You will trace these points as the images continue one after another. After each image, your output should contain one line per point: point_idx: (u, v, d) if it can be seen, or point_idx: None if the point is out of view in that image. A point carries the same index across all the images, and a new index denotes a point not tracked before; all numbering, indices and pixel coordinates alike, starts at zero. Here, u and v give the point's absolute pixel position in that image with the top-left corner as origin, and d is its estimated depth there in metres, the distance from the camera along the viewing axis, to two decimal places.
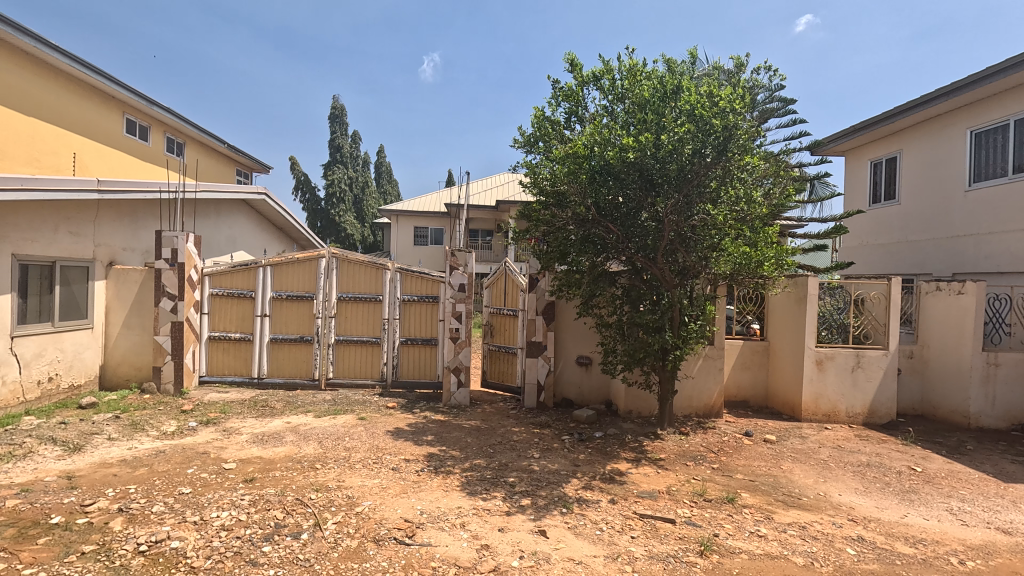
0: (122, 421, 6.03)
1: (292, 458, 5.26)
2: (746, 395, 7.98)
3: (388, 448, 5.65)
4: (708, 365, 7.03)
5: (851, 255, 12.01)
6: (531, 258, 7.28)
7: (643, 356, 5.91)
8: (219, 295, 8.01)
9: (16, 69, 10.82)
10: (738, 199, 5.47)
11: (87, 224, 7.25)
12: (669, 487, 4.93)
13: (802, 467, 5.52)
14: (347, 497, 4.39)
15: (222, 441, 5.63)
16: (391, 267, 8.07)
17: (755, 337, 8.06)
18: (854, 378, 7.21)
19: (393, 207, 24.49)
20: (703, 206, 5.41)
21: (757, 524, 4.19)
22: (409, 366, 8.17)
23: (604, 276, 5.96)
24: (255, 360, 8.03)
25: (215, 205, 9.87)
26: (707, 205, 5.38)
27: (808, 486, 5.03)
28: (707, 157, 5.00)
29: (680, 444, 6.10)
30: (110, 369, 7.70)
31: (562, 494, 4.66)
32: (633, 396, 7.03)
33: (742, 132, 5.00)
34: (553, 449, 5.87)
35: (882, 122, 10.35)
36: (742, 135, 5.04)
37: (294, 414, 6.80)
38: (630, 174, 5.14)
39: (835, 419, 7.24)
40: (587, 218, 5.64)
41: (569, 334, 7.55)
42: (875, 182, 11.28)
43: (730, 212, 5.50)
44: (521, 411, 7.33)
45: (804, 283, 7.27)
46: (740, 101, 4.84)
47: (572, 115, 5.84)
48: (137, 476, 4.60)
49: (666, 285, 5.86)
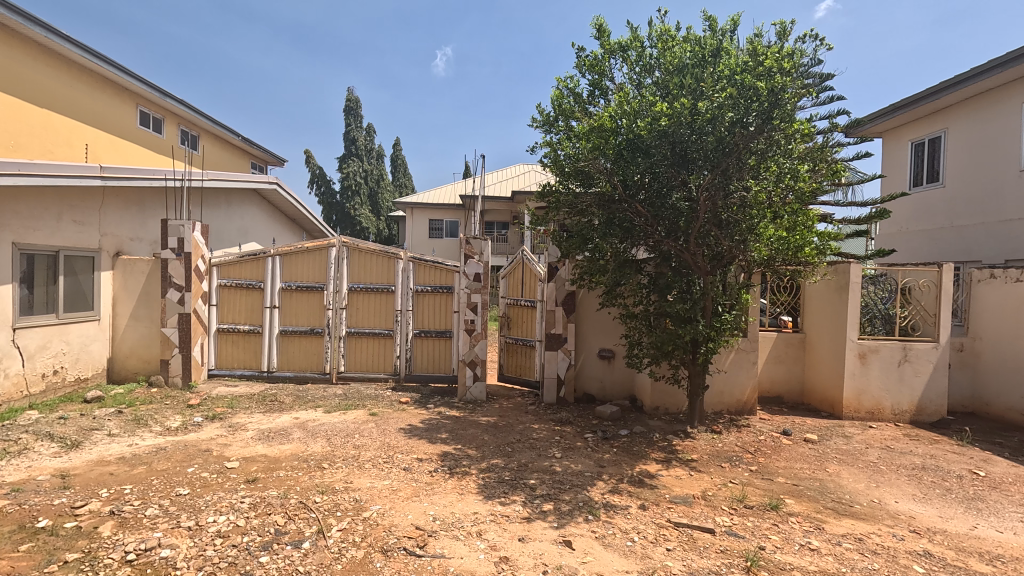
0: (125, 416, 5.79)
1: (298, 456, 4.95)
2: (780, 391, 7.49)
3: (399, 447, 5.31)
4: (740, 358, 6.55)
5: (890, 241, 11.34)
6: (550, 245, 6.88)
7: (671, 349, 5.55)
8: (228, 286, 7.76)
9: (29, 60, 10.72)
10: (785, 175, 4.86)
11: (92, 213, 7.02)
12: (704, 491, 4.50)
13: (851, 470, 5.02)
14: (354, 500, 4.06)
15: (227, 438, 5.36)
16: (404, 257, 7.73)
17: (787, 330, 7.54)
18: (900, 373, 6.67)
19: (408, 200, 24.29)
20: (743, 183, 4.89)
21: (807, 536, 3.75)
22: (423, 359, 7.84)
23: (629, 263, 5.47)
24: (264, 353, 7.76)
25: (225, 194, 9.65)
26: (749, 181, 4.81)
27: (859, 492, 4.56)
28: (750, 127, 4.43)
29: (713, 444, 5.67)
30: (118, 362, 7.50)
31: (587, 499, 4.26)
32: (660, 391, 6.58)
33: (795, 95, 4.40)
34: (575, 448, 5.47)
35: (925, 99, 9.67)
36: (792, 99, 4.47)
37: (303, 409, 6.53)
38: (661, 148, 4.64)
39: (879, 417, 6.70)
40: (612, 197, 5.24)
41: (590, 326, 7.15)
42: (917, 163, 10.57)
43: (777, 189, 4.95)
44: (540, 407, 6.94)
45: (845, 270, 6.74)
46: (791, 60, 4.25)
47: (596, 88, 5.40)
48: (134, 476, 4.33)
49: (698, 272, 5.41)
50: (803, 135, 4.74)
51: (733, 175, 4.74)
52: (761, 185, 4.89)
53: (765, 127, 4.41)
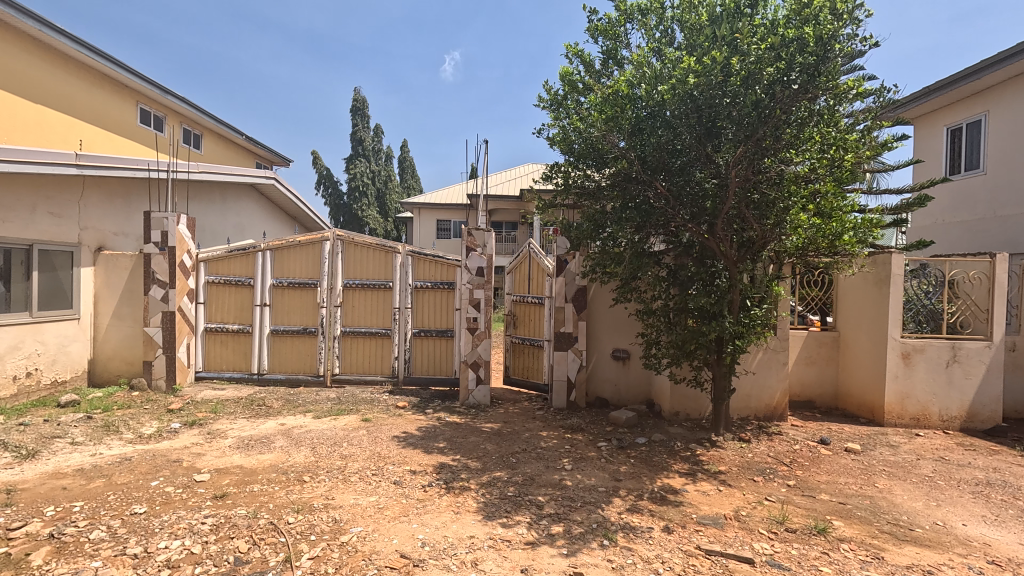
0: (94, 423, 5.31)
1: (277, 468, 4.44)
2: (811, 395, 6.84)
3: (391, 457, 4.76)
4: (770, 358, 5.93)
5: (926, 233, 10.59)
6: (558, 237, 6.34)
7: (693, 348, 4.98)
8: (216, 283, 7.31)
9: (22, 55, 10.35)
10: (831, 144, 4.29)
11: (71, 205, 6.60)
12: (737, 511, 3.90)
13: (904, 486, 4.38)
14: (333, 521, 3.52)
15: (201, 447, 4.85)
16: (402, 251, 7.23)
17: (814, 328, 6.92)
18: (949, 374, 6.01)
19: (415, 200, 23.86)
20: (782, 157, 4.31)
21: (866, 568, 3.14)
22: (423, 361, 7.31)
23: (647, 254, 4.93)
24: (254, 354, 7.28)
25: (220, 187, 9.24)
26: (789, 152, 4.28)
27: (918, 512, 3.92)
28: (793, 85, 3.82)
29: (743, 454, 5.06)
30: (100, 364, 7.05)
31: (601, 520, 3.68)
32: (680, 395, 5.98)
33: (846, 46, 3.79)
34: (588, 458, 4.89)
35: (964, 79, 8.91)
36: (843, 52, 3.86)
37: (291, 415, 6.01)
38: (686, 117, 4.06)
39: (926, 424, 6.04)
40: (630, 175, 4.65)
41: (602, 325, 6.57)
42: (953, 150, 9.84)
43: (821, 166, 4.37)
44: (548, 413, 6.36)
45: (886, 261, 6.12)
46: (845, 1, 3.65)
47: (610, 57, 4.86)
48: (89, 491, 3.85)
49: (724, 260, 4.89)
50: (855, 97, 4.14)
51: (772, 146, 4.15)
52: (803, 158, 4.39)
53: (810, 86, 3.82)
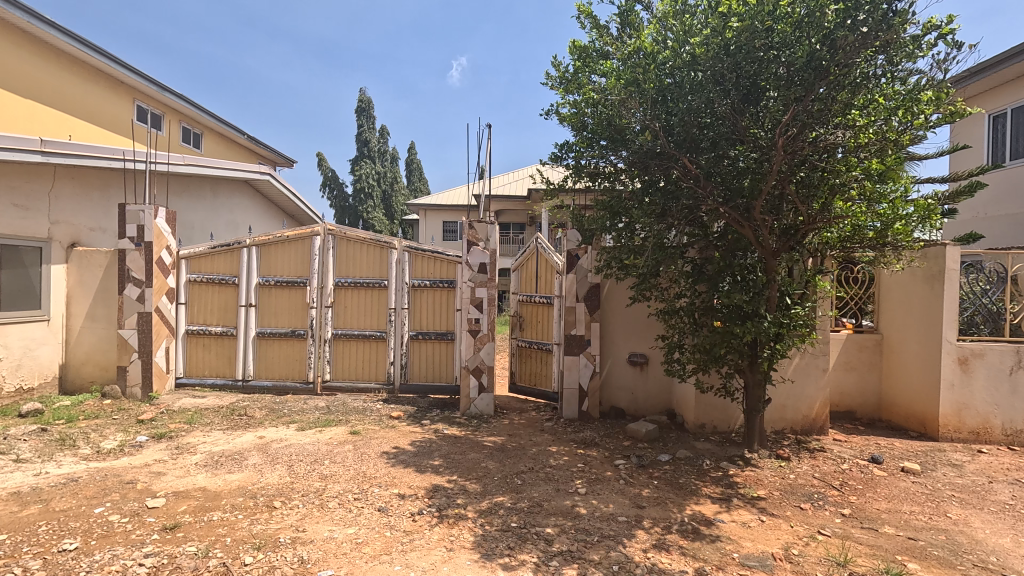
0: (48, 436, 4.75)
1: (246, 490, 3.85)
2: (851, 404, 6.14)
3: (377, 477, 4.15)
4: (808, 364, 5.25)
5: (976, 228, 9.69)
6: (568, 229, 5.72)
7: (724, 353, 4.32)
8: (198, 282, 6.76)
9: (11, 49, 9.90)
10: (896, 107, 3.60)
11: (40, 197, 6.11)
12: (786, 549, 3.23)
13: (982, 516, 3.68)
14: (298, 562, 2.91)
15: (163, 464, 4.26)
16: (398, 247, 6.65)
17: (844, 330, 6.21)
18: (1013, 383, 5.30)
19: (422, 200, 23.35)
20: (838, 123, 3.69)
21: None
22: (421, 366, 6.69)
23: (671, 247, 4.27)
24: (239, 358, 6.71)
25: (211, 183, 8.80)
26: (847, 117, 3.62)
27: (1009, 552, 3.23)
28: (862, 28, 3.16)
29: (784, 475, 4.38)
30: (72, 370, 6.51)
31: (624, 560, 3.04)
32: (707, 405, 5.31)
33: None
34: (604, 480, 4.24)
35: (1006, 61, 8.21)
36: None
37: (272, 427, 5.42)
38: (728, 69, 3.49)
39: (987, 439, 5.32)
40: (654, 151, 3.99)
41: (617, 327, 5.93)
42: (996, 138, 9.12)
43: (886, 134, 3.66)
44: (559, 425, 5.72)
45: (939, 254, 5.41)
46: None
47: (627, 20, 4.23)
48: (18, 520, 3.27)
49: (759, 250, 4.28)
50: (938, 40, 3.43)
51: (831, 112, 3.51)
52: (870, 121, 3.62)
53: (881, 30, 3.14)
